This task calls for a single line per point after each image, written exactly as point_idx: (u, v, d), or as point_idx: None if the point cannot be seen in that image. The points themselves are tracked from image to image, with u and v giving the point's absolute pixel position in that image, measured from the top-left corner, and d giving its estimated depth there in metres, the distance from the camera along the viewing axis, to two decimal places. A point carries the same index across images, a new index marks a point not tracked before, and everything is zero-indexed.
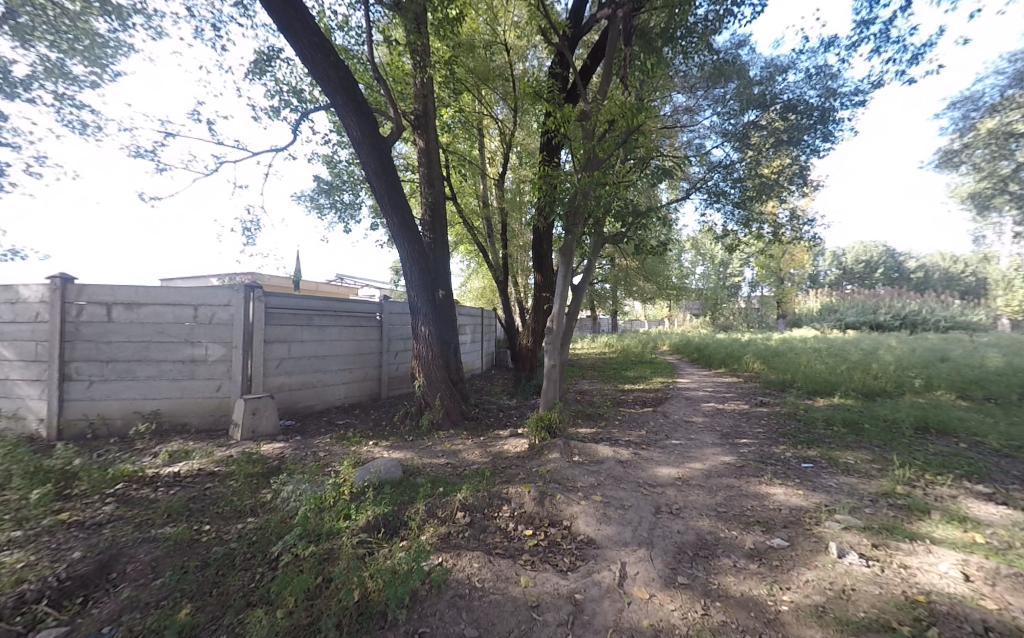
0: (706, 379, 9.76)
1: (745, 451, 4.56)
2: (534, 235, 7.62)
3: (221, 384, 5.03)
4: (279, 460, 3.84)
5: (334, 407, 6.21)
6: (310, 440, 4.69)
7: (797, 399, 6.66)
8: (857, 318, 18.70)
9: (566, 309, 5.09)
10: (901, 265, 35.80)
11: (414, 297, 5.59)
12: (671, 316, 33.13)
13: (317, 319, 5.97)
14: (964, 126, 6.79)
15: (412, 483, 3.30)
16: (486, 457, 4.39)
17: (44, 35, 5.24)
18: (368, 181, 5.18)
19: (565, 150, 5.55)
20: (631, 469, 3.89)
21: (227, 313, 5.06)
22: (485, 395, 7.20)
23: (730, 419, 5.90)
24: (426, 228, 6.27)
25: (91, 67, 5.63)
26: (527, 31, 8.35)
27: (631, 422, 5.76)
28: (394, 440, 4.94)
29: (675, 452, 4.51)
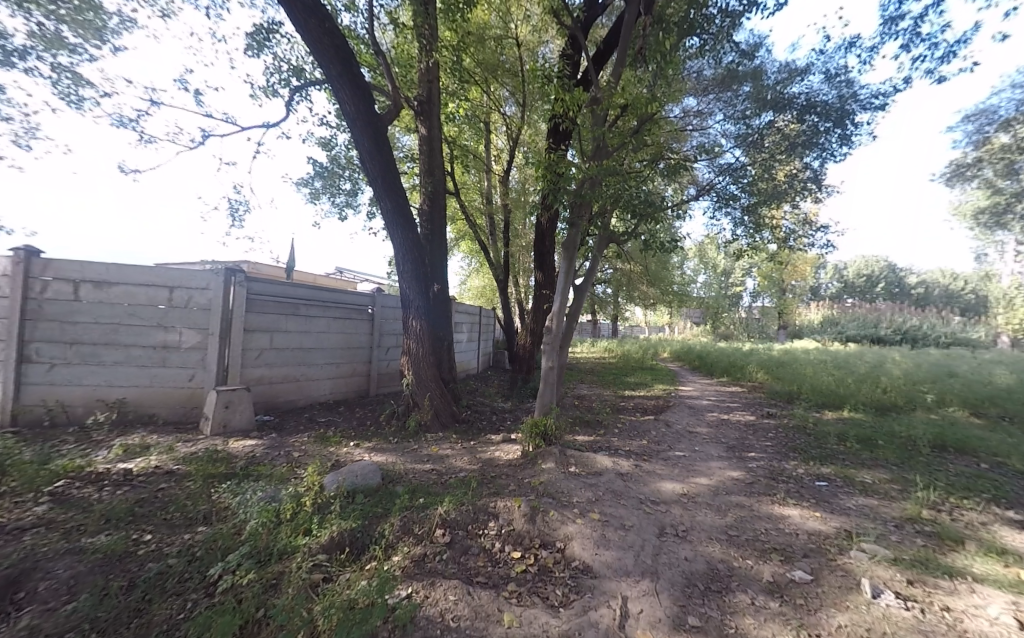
0: (708, 388, 9.46)
1: (754, 466, 4.24)
2: (537, 232, 7.32)
3: (194, 374, 4.70)
4: (249, 462, 3.53)
5: (317, 403, 5.88)
6: (286, 439, 4.37)
7: (805, 412, 6.35)
8: (857, 331, 18.50)
9: (566, 308, 4.78)
10: (902, 281, 35.63)
11: (405, 289, 5.25)
12: (672, 323, 32.97)
13: (304, 309, 5.64)
14: (976, 141, 6.47)
15: (389, 493, 3.01)
16: (475, 464, 4.07)
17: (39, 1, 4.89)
18: (361, 161, 4.86)
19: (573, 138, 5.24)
20: (632, 483, 3.57)
21: (205, 298, 4.76)
22: (479, 396, 6.88)
23: (736, 430, 5.58)
24: (424, 218, 5.93)
25: (90, 38, 5.27)
26: (539, 26, 8.13)
27: (631, 430, 5.43)
28: (378, 442, 4.61)
29: (679, 466, 4.19)
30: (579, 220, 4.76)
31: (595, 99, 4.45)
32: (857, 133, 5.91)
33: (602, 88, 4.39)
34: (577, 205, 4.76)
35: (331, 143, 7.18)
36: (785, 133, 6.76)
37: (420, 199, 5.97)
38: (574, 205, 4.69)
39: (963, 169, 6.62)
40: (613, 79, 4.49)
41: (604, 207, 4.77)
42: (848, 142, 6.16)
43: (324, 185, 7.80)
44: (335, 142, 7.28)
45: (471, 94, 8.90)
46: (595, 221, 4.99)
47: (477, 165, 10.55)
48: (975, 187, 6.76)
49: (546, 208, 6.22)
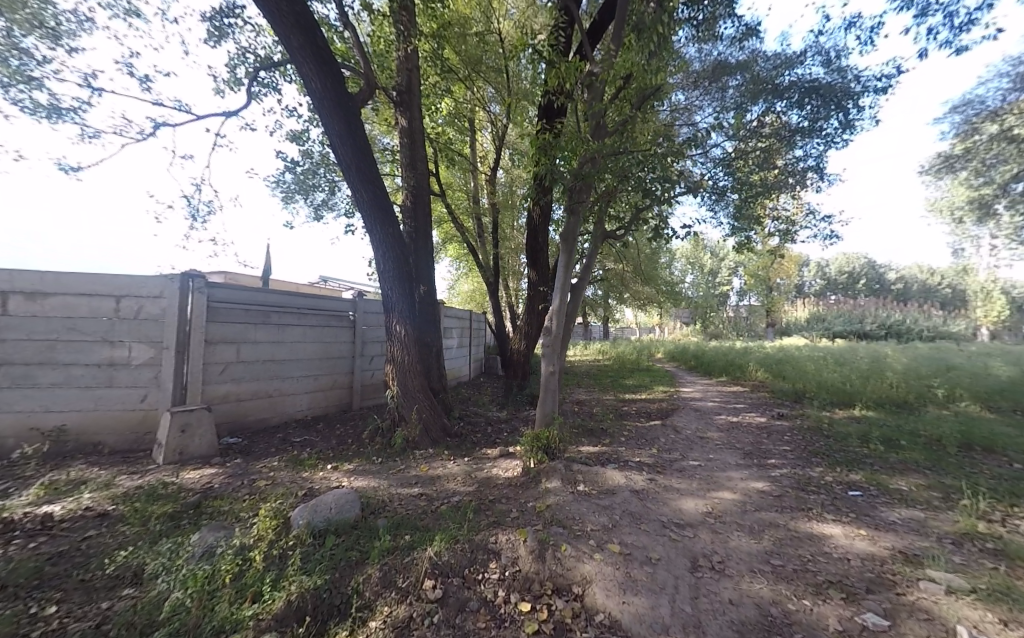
0: (710, 389, 9.12)
1: (779, 476, 3.82)
2: (528, 227, 6.91)
3: (147, 393, 4.21)
4: (196, 502, 3.06)
5: (294, 420, 5.35)
6: (251, 466, 3.91)
7: (817, 412, 6.00)
8: (845, 327, 18.50)
9: (566, 305, 4.39)
10: (883, 276, 36.04)
11: (388, 290, 4.76)
12: (662, 324, 33.00)
13: (275, 316, 5.14)
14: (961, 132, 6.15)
15: (368, 530, 2.63)
16: (471, 484, 3.61)
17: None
18: (331, 146, 4.37)
19: (566, 117, 4.85)
20: (650, 502, 3.13)
21: (158, 307, 4.27)
22: (473, 406, 6.41)
23: (749, 434, 5.19)
24: (406, 214, 5.46)
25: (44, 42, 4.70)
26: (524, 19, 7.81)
27: (639, 438, 5.01)
28: (360, 463, 4.12)
29: (697, 479, 3.77)
30: (577, 209, 4.36)
31: (592, 75, 4.17)
32: (860, 116, 5.52)
33: (602, 60, 4.05)
34: (574, 189, 4.40)
35: (304, 138, 6.71)
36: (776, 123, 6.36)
37: (403, 195, 5.50)
38: (574, 190, 4.31)
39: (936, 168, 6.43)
40: (612, 50, 4.12)
41: (608, 191, 4.40)
42: (850, 126, 5.78)
43: (297, 185, 7.31)
44: (307, 137, 6.81)
45: (455, 93, 8.48)
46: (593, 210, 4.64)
47: (461, 164, 10.05)
48: (949, 183, 6.59)
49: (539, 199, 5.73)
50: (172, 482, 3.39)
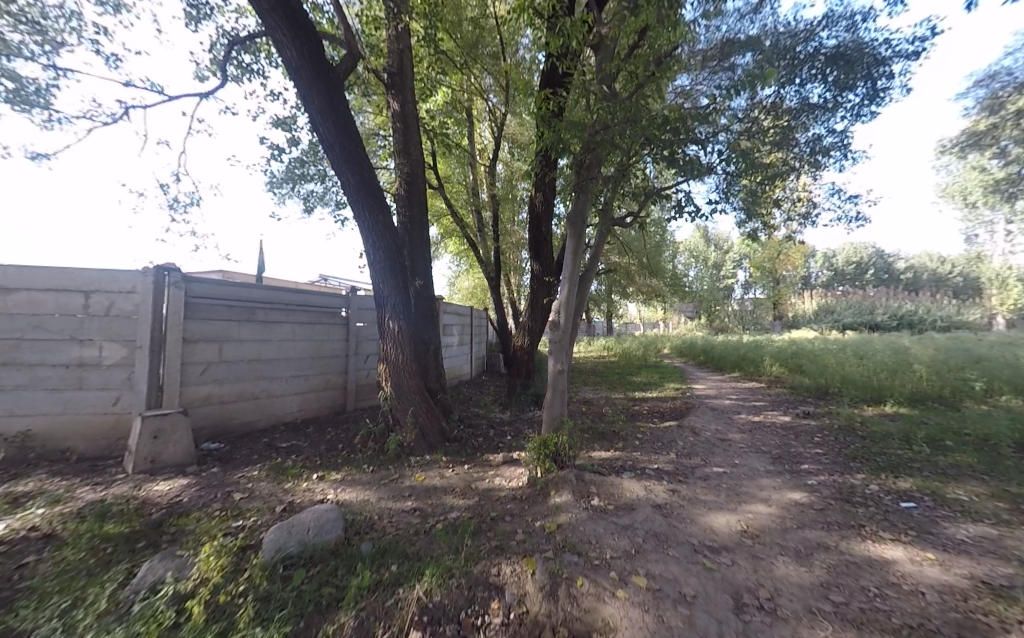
0: (724, 385, 8.69)
1: (817, 486, 3.40)
2: (530, 216, 6.48)
3: (119, 396, 3.84)
4: (159, 522, 2.68)
5: (283, 424, 4.98)
6: (229, 476, 3.54)
7: (846, 409, 5.55)
8: (855, 319, 17.96)
9: (575, 297, 3.98)
10: (891, 266, 35.28)
11: (379, 282, 4.36)
12: (667, 318, 32.59)
13: (261, 314, 4.76)
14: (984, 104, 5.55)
15: (350, 557, 2.26)
16: (471, 497, 3.23)
17: None
18: (311, 124, 3.96)
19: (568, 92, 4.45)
20: (675, 519, 2.73)
21: (131, 303, 3.88)
22: (474, 407, 6.01)
23: (775, 436, 4.77)
24: (399, 203, 5.05)
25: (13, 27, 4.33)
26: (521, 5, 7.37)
27: (655, 441, 4.59)
28: (350, 472, 3.75)
29: (725, 489, 3.36)
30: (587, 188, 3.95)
31: (601, 35, 3.84)
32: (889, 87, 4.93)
33: (613, 17, 3.66)
34: (583, 165, 3.98)
35: (292, 125, 6.34)
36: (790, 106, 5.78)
37: (396, 181, 5.06)
38: (583, 167, 3.93)
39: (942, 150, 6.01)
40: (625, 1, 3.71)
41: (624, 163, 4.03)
42: (878, 97, 5.11)
43: (286, 176, 6.94)
44: (295, 125, 6.43)
45: (451, 83, 8.10)
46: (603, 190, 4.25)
47: (459, 156, 9.57)
48: (961, 168, 6.23)
49: (544, 170, 5.47)
50: (137, 495, 3.06)
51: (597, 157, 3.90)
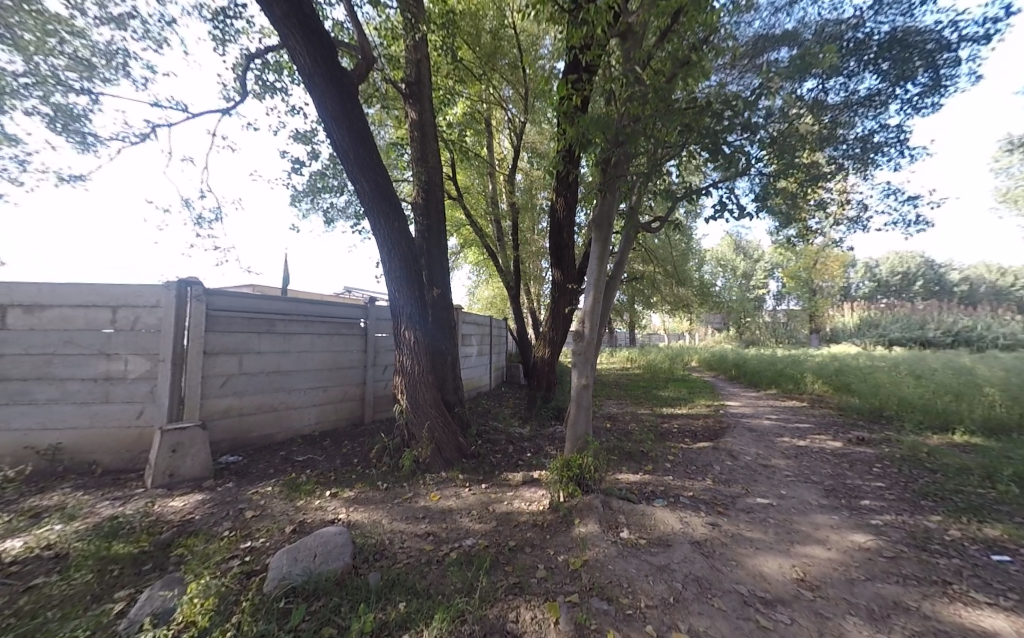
0: (761, 403, 8.11)
1: (883, 529, 2.97)
2: (552, 224, 6.25)
3: (143, 409, 3.82)
4: (167, 542, 2.55)
5: (301, 436, 4.90)
6: (243, 491, 3.43)
7: (907, 437, 4.97)
8: (902, 333, 16.66)
9: (599, 308, 3.70)
10: (944, 276, 32.78)
11: (394, 291, 4.22)
12: (694, 330, 31.52)
13: (281, 324, 4.72)
14: None
15: (356, 591, 2.05)
16: (488, 523, 2.99)
17: (26, 35, 4.12)
18: (326, 131, 3.88)
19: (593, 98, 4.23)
20: (719, 560, 2.39)
21: (155, 317, 3.89)
22: (493, 421, 5.78)
23: (825, 463, 4.30)
24: (417, 211, 4.91)
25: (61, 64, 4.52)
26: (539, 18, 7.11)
27: (689, 465, 4.21)
28: (363, 490, 3.57)
29: (773, 525, 2.98)
30: (614, 188, 3.67)
31: (629, 23, 3.56)
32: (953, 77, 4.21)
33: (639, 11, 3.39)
34: (609, 163, 3.73)
35: (312, 139, 6.38)
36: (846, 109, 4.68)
37: (413, 189, 4.92)
38: (611, 165, 3.67)
39: (1008, 148, 5.43)
40: None
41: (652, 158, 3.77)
42: (939, 87, 4.39)
43: (307, 189, 6.99)
44: (315, 139, 6.46)
45: (471, 93, 8.01)
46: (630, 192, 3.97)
47: (478, 166, 9.49)
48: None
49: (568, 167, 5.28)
50: (151, 511, 2.98)
51: (624, 155, 3.62)
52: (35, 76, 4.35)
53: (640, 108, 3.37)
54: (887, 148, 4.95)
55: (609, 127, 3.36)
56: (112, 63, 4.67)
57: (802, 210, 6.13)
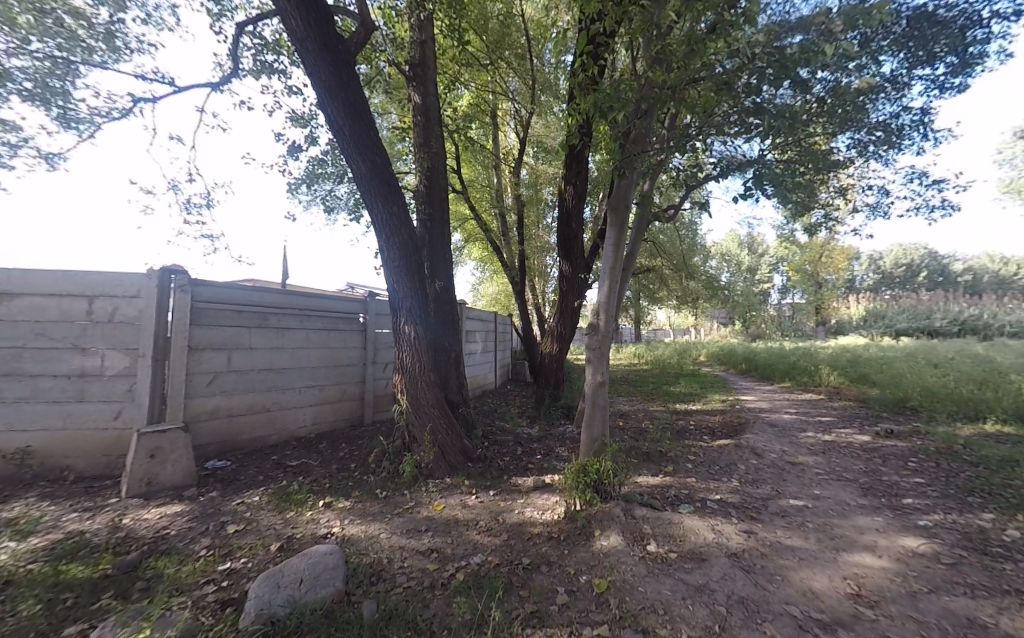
0: (776, 397, 7.83)
1: (934, 530, 2.68)
2: (561, 212, 5.98)
3: (120, 409, 3.55)
4: (133, 565, 2.26)
5: (295, 438, 4.63)
6: (227, 502, 3.15)
7: (939, 429, 4.69)
8: (909, 324, 16.30)
9: (616, 296, 3.43)
10: (948, 265, 32.35)
11: (393, 281, 3.94)
12: (698, 325, 31.27)
13: (274, 319, 4.46)
14: None
15: (349, 624, 1.78)
16: (499, 536, 2.72)
17: (25, 15, 3.91)
18: (318, 104, 3.60)
19: (620, 43, 3.89)
20: (762, 577, 2.11)
21: (135, 309, 3.62)
22: (499, 421, 5.52)
23: (857, 460, 4.02)
24: (418, 199, 4.63)
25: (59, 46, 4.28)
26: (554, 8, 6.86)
27: (711, 464, 3.93)
28: (361, 499, 3.30)
29: (812, 531, 2.70)
30: (632, 166, 3.41)
31: None
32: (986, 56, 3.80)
33: None
34: (631, 136, 3.47)
35: (308, 122, 6.08)
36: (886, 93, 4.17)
37: (416, 175, 4.64)
38: (630, 140, 3.48)
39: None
40: None
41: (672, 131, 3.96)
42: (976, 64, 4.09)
43: (305, 175, 6.70)
44: (312, 122, 6.17)
45: (476, 83, 7.77)
46: (646, 173, 3.71)
47: (483, 158, 9.22)
48: None
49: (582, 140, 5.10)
50: (123, 526, 2.70)
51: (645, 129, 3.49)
52: (26, 55, 4.09)
53: (664, 74, 3.20)
54: (913, 129, 4.66)
55: (631, 97, 3.16)
56: (110, 45, 4.44)
57: (823, 196, 5.85)
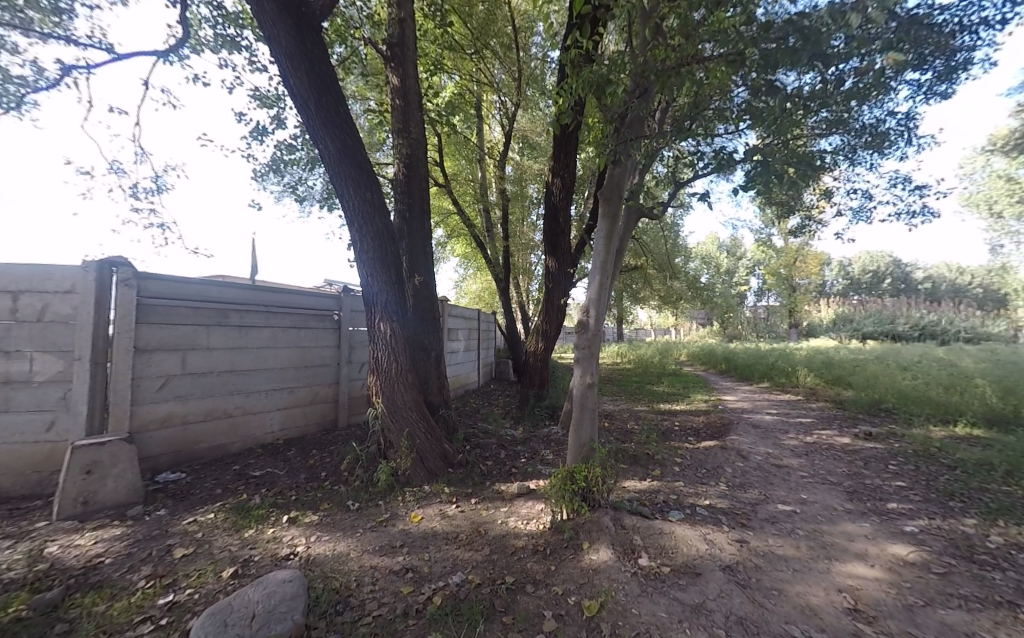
0: (756, 397, 7.90)
1: (921, 536, 2.64)
2: (548, 206, 5.81)
3: (54, 420, 3.20)
4: (53, 604, 2.03)
5: (262, 446, 4.32)
6: (173, 526, 2.87)
7: (915, 431, 4.76)
8: (875, 328, 16.75)
9: (606, 293, 3.27)
10: (911, 270, 33.86)
11: (367, 275, 3.70)
12: (678, 325, 31.77)
13: (236, 317, 4.14)
14: None
15: None
16: (482, 550, 2.54)
17: None
18: (280, 75, 3.31)
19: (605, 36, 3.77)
20: (757, 594, 2.00)
21: (69, 306, 3.26)
22: (481, 422, 5.33)
23: (840, 462, 4.01)
24: (397, 188, 4.37)
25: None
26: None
27: (698, 468, 3.86)
28: (331, 513, 3.07)
29: (803, 540, 2.62)
30: (627, 153, 3.23)
31: None
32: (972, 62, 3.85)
33: None
34: (623, 124, 3.33)
35: (273, 102, 5.71)
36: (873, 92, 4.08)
37: (394, 165, 4.40)
38: (625, 125, 3.34)
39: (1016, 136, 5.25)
40: None
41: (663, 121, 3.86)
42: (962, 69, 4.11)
43: (274, 161, 6.33)
44: (279, 103, 5.83)
45: (461, 73, 7.53)
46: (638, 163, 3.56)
47: (466, 151, 8.99)
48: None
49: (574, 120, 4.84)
50: (46, 558, 2.39)
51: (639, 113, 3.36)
52: None
53: (657, 57, 3.04)
54: (896, 135, 4.70)
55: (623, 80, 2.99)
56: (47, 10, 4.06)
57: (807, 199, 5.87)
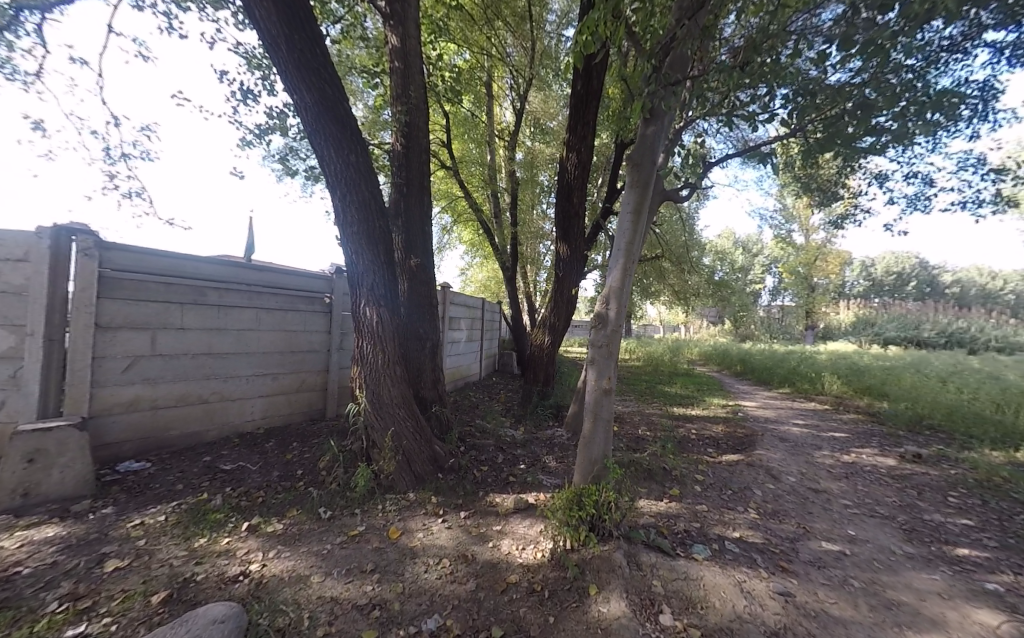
0: (777, 404, 7.34)
1: (1011, 599, 2.13)
2: (562, 187, 5.28)
3: (4, 400, 2.81)
4: None
5: (240, 433, 3.95)
6: (116, 529, 2.47)
7: (970, 455, 4.19)
8: (897, 332, 15.85)
9: (631, 279, 2.77)
10: (937, 275, 32.43)
11: (352, 252, 3.23)
12: (688, 324, 30.92)
13: (215, 295, 3.73)
14: None
15: None
16: (466, 583, 2.11)
17: None
18: (247, 10, 2.81)
19: None
20: None
21: (21, 275, 2.85)
22: (480, 420, 4.90)
23: (887, 489, 3.50)
24: (393, 158, 3.89)
25: None
26: None
27: (722, 489, 3.37)
28: (299, 523, 2.66)
29: (861, 595, 2.13)
30: (666, 104, 2.66)
31: None
32: None
33: None
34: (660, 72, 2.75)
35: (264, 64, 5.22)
36: (924, 75, 3.51)
37: (392, 135, 3.90)
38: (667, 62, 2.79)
39: None
40: None
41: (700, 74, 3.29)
42: None
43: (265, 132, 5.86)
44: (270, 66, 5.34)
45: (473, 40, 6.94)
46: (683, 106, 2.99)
47: (476, 132, 8.46)
48: None
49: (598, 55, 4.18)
50: None
51: (687, 47, 2.78)
52: None
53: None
54: (967, 113, 4.06)
55: None
56: None
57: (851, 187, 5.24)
